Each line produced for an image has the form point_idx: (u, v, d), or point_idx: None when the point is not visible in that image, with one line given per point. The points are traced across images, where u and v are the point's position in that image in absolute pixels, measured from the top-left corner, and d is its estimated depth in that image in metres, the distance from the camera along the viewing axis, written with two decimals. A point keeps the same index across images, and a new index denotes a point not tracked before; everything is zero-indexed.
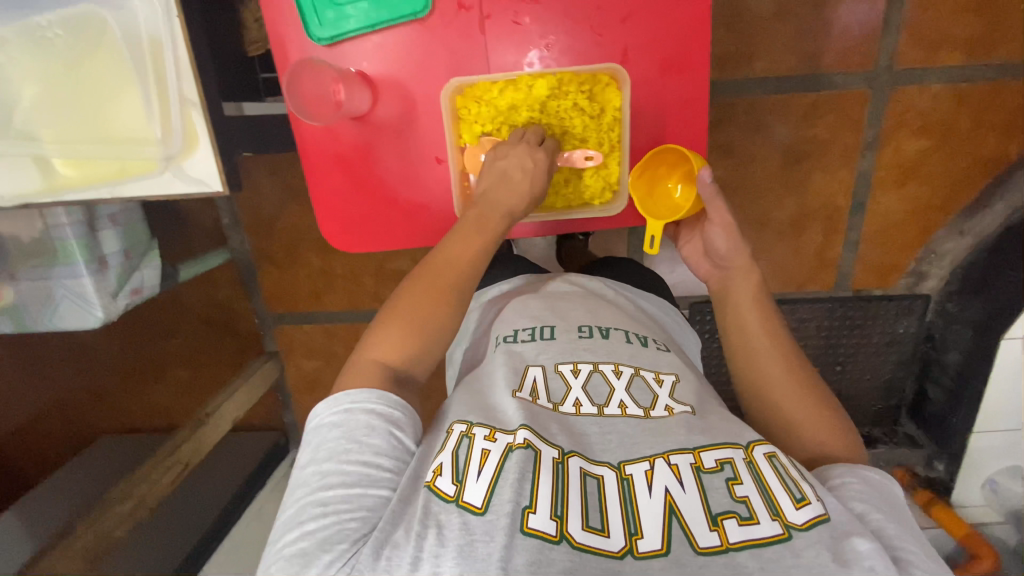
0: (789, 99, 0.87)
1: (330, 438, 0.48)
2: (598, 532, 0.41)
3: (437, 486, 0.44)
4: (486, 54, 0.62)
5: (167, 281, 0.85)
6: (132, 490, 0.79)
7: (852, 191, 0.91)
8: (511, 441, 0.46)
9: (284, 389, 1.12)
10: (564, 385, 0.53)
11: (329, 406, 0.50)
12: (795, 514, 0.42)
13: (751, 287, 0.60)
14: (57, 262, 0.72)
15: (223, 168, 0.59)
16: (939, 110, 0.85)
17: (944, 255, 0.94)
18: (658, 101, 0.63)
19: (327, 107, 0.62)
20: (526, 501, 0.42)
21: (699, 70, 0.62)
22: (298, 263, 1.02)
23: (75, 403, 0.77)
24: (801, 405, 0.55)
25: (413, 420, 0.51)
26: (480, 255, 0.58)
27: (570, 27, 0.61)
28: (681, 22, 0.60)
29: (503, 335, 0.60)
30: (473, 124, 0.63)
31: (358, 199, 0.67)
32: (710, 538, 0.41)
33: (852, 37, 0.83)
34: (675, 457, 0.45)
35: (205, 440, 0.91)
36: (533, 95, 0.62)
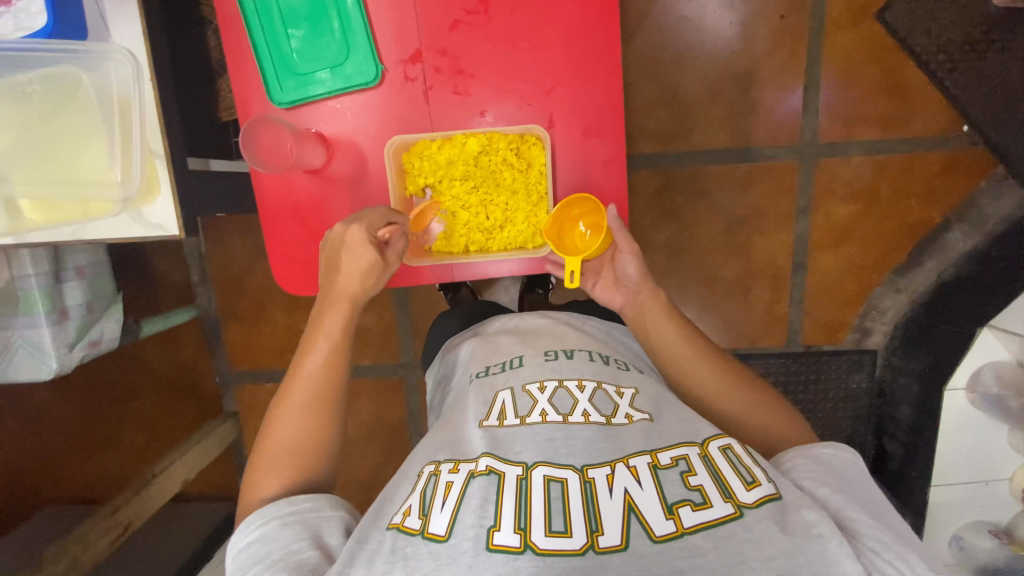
0: (726, 169, 0.95)
1: (247, 552, 0.48)
2: (561, 534, 0.40)
3: (405, 524, 0.43)
4: (430, 118, 0.68)
5: (127, 335, 0.85)
6: (65, 551, 0.73)
7: (792, 251, 0.98)
8: (473, 467, 0.45)
9: (241, 450, 1.10)
10: (530, 399, 0.50)
11: (240, 532, 0.50)
12: (746, 495, 0.41)
13: (661, 304, 0.62)
14: (18, 313, 0.73)
15: (181, 215, 0.65)
16: (863, 178, 0.94)
17: (885, 311, 1.00)
18: (581, 161, 0.69)
19: (280, 156, 0.65)
20: (490, 521, 0.41)
21: (618, 133, 0.68)
22: (264, 320, 1.03)
23: (22, 470, 0.75)
24: (740, 399, 0.57)
25: (325, 499, 0.52)
26: (335, 361, 0.59)
27: (506, 97, 0.67)
28: (598, 95, 0.67)
29: (475, 371, 0.57)
30: (416, 176, 0.69)
31: (313, 248, 0.71)
32: (666, 526, 0.40)
33: (777, 116, 0.93)
34: (633, 459, 0.44)
35: (150, 500, 0.86)
36: (467, 150, 0.68)
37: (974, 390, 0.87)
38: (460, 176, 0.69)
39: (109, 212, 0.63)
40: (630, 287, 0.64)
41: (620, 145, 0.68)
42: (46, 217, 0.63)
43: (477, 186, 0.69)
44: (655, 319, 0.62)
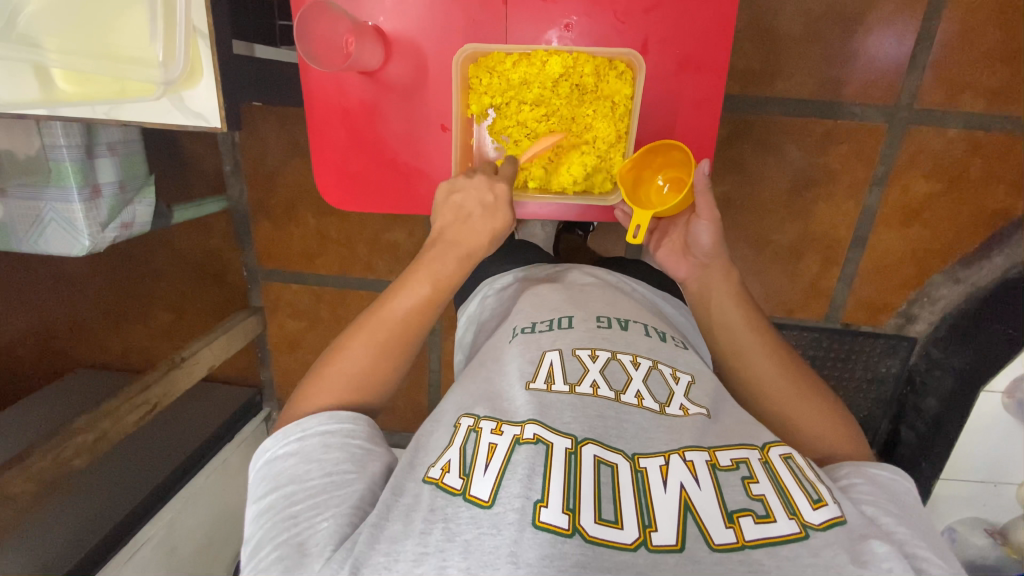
0: (804, 124, 0.86)
1: (286, 466, 0.48)
2: (611, 524, 0.39)
3: (444, 481, 0.42)
4: (507, 28, 0.63)
5: (159, 220, 0.84)
6: (97, 424, 0.77)
7: (854, 225, 0.91)
8: (518, 434, 0.44)
9: (263, 345, 1.12)
10: (580, 367, 0.49)
11: (278, 439, 0.50)
12: (812, 515, 0.40)
13: (729, 285, 0.60)
14: (50, 184, 0.71)
15: (224, 105, 0.60)
16: (953, 155, 0.85)
17: (937, 300, 0.93)
18: (671, 97, 0.64)
19: (336, 55, 0.62)
20: (537, 496, 0.40)
21: (716, 70, 0.62)
22: (294, 221, 1.01)
23: (52, 333, 0.84)
24: (797, 399, 0.55)
25: (367, 427, 0.52)
26: (427, 304, 0.57)
27: (593, 10, 0.62)
28: (704, 23, 0.61)
29: (519, 326, 0.56)
30: (483, 94, 0.63)
31: (358, 157, 0.68)
32: (726, 535, 0.39)
33: (876, 69, 0.82)
34: (690, 453, 0.43)
35: (177, 384, 0.89)
36: (546, 71, 0.61)
37: (1011, 396, 0.90)
38: (532, 99, 0.62)
39: (150, 95, 0.59)
40: (699, 256, 0.62)
41: (717, 86, 0.63)
42: (79, 89, 0.59)
43: (550, 115, 0.63)
44: (720, 295, 0.60)
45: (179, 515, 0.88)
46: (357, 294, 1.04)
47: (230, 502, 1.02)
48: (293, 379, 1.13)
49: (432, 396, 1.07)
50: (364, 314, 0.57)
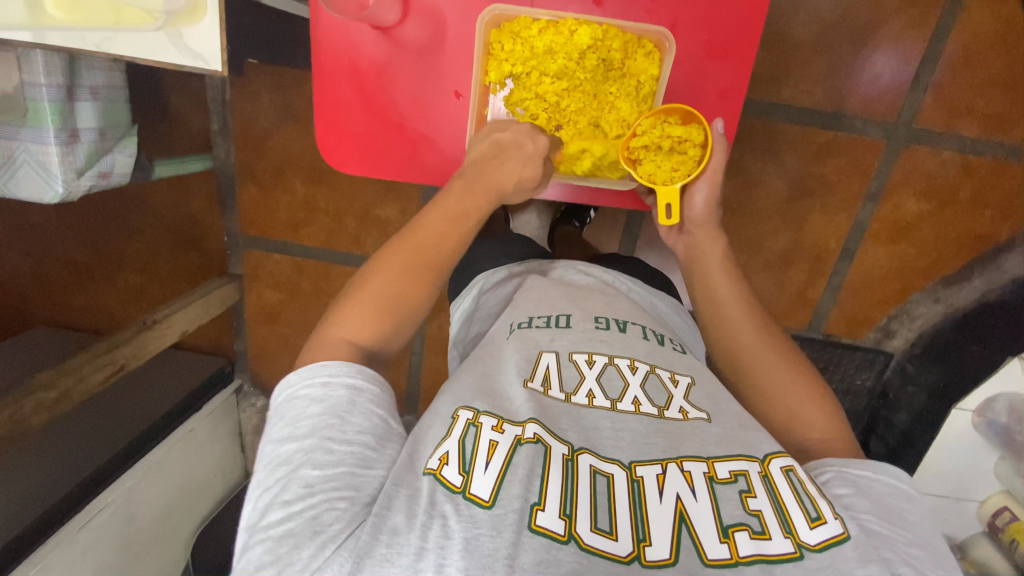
0: (807, 133, 0.87)
1: (310, 416, 0.45)
2: (606, 534, 0.39)
3: (443, 475, 0.41)
4: None
5: (139, 173, 0.79)
6: (59, 380, 0.73)
7: (845, 237, 0.92)
8: (519, 433, 0.42)
9: (240, 314, 1.08)
10: (577, 374, 0.48)
11: (304, 379, 0.47)
12: (808, 535, 0.39)
13: (717, 252, 0.61)
14: (24, 123, 0.66)
15: (226, 45, 0.59)
16: (946, 176, 0.86)
17: (915, 318, 0.95)
18: (694, 85, 0.64)
19: (351, 4, 0.60)
20: (535, 498, 0.39)
21: (741, 61, 0.62)
22: (283, 188, 0.97)
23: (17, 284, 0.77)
24: (782, 374, 0.55)
25: (389, 398, 0.49)
26: (457, 228, 0.57)
27: None
28: (734, 11, 0.61)
29: (517, 322, 0.55)
30: (502, 62, 0.61)
31: (364, 118, 0.66)
32: (720, 551, 0.38)
33: (879, 86, 0.83)
34: (689, 464, 0.42)
35: (147, 345, 0.85)
36: (574, 41, 0.59)
37: (981, 415, 0.95)
38: (555, 70, 0.60)
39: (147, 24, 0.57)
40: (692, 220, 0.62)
41: (741, 75, 0.63)
42: (70, 17, 0.54)
43: (571, 89, 0.60)
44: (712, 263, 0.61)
45: (137, 486, 0.84)
46: (342, 268, 1.01)
47: (192, 475, 0.99)
48: (269, 351, 1.10)
49: (412, 380, 1.05)
50: (399, 237, 0.56)
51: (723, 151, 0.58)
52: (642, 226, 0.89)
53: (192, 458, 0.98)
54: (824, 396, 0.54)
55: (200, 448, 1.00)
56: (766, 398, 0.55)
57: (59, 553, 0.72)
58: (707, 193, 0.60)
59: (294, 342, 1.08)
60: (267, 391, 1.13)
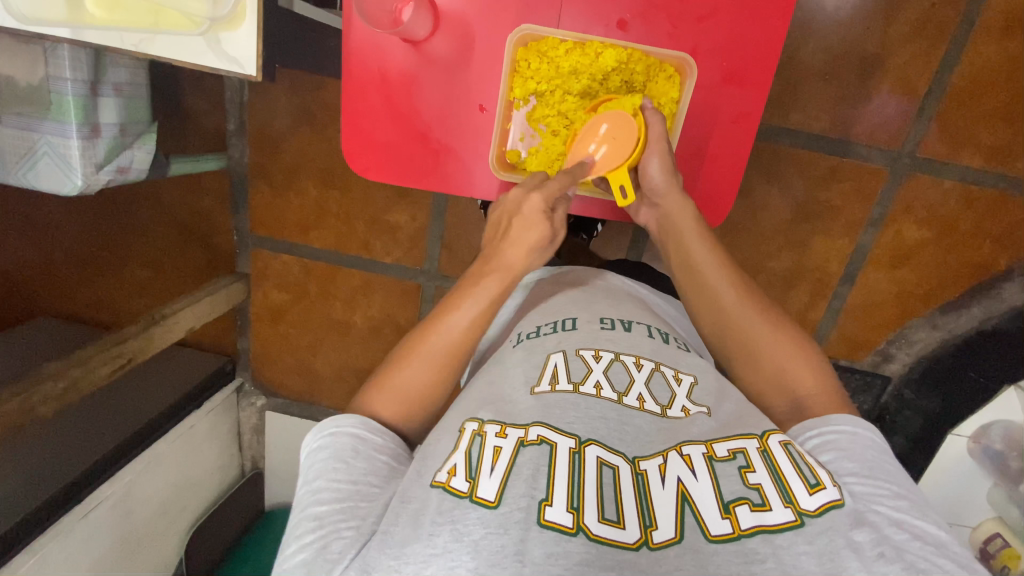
0: (812, 158, 0.89)
1: (319, 460, 0.47)
2: (614, 524, 0.39)
3: (451, 486, 0.41)
4: (559, 15, 0.64)
5: (155, 169, 0.82)
6: (67, 371, 0.74)
7: (847, 261, 0.93)
8: (522, 436, 0.43)
9: (245, 313, 1.08)
10: (585, 366, 0.49)
11: (314, 432, 0.50)
12: (808, 501, 0.39)
13: (686, 214, 0.60)
14: (48, 116, 0.67)
15: (262, 53, 0.59)
16: (947, 205, 0.88)
17: (914, 343, 0.96)
18: (712, 108, 0.65)
19: (385, 19, 0.64)
20: (542, 495, 0.39)
21: (758, 89, 0.64)
22: (294, 190, 0.98)
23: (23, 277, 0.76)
24: (767, 333, 0.55)
25: (395, 441, 0.51)
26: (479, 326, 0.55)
27: (646, 11, 0.63)
28: (754, 40, 0.63)
29: (525, 331, 0.56)
30: (528, 79, 0.64)
31: (391, 128, 0.68)
32: (722, 526, 0.38)
33: (884, 115, 0.85)
34: (686, 447, 0.43)
35: (155, 341, 0.87)
36: (599, 63, 0.62)
37: (977, 441, 0.98)
38: (579, 89, 0.63)
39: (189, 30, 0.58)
40: (654, 190, 0.62)
41: (759, 101, 0.64)
42: (110, 16, 0.57)
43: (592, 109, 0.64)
44: (687, 232, 0.60)
45: (138, 478, 0.85)
46: (349, 271, 1.02)
47: (189, 470, 0.99)
48: (271, 351, 1.10)
49: None
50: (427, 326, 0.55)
51: (661, 122, 0.60)
52: (647, 241, 0.90)
53: (189, 454, 0.98)
54: (810, 352, 0.54)
55: (198, 445, 1.00)
56: (757, 361, 0.54)
57: (56, 543, 0.72)
58: (659, 162, 0.60)
59: (297, 343, 1.09)
60: (267, 390, 1.13)
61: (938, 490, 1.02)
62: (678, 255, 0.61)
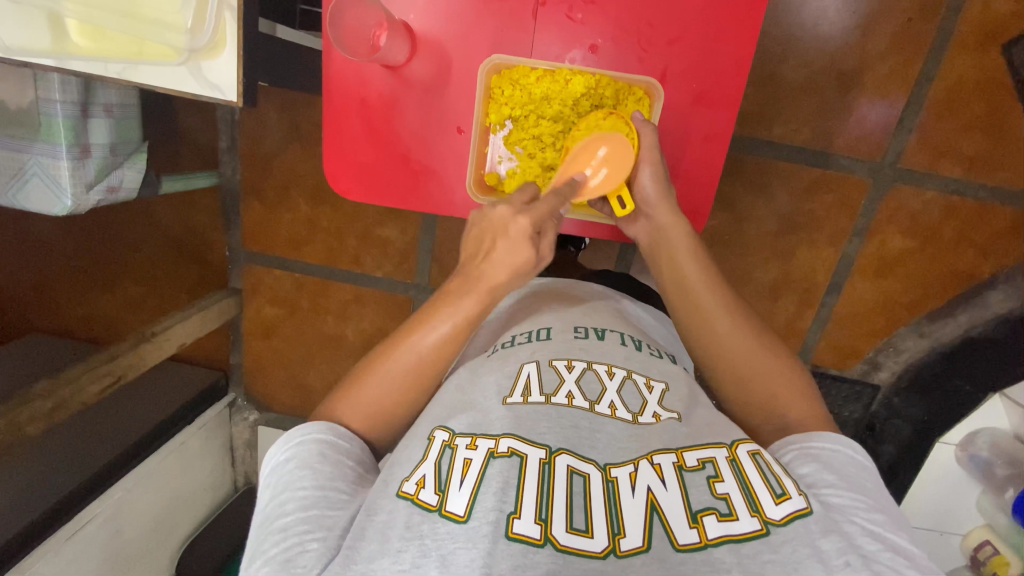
0: (796, 170, 0.90)
1: (286, 470, 0.47)
2: (582, 533, 0.39)
3: (420, 498, 0.41)
4: (532, 41, 0.65)
5: (145, 188, 0.82)
6: (56, 390, 0.74)
7: (832, 271, 0.94)
8: (493, 447, 0.43)
9: (237, 327, 1.08)
10: (557, 377, 0.48)
11: (280, 445, 0.50)
12: (774, 510, 0.40)
13: (682, 237, 0.61)
14: (39, 138, 0.68)
15: (242, 81, 0.61)
16: (929, 215, 0.89)
17: (901, 351, 0.97)
18: (685, 128, 0.66)
19: (364, 47, 0.63)
20: (511, 508, 0.39)
21: (729, 107, 0.65)
22: (285, 206, 0.99)
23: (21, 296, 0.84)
24: (761, 359, 0.55)
25: (363, 450, 0.52)
26: (456, 330, 0.54)
27: (619, 35, 0.64)
28: (722, 61, 0.64)
29: (501, 342, 0.56)
30: (502, 105, 0.65)
31: (371, 150, 0.69)
32: (689, 535, 0.39)
33: (866, 127, 0.87)
34: (657, 456, 0.43)
35: (145, 358, 0.86)
36: (569, 90, 0.63)
37: (965, 449, 0.99)
38: (552, 115, 0.64)
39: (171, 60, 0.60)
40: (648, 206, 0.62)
41: (729, 120, 0.65)
42: (95, 46, 0.59)
43: (565, 132, 0.65)
44: (680, 252, 0.60)
45: (128, 495, 0.85)
46: (340, 285, 1.03)
47: (180, 487, 0.99)
48: (263, 366, 1.10)
49: None
50: (395, 332, 0.55)
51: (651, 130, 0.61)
52: (635, 252, 0.91)
53: (181, 470, 0.98)
54: (800, 379, 0.54)
55: (190, 460, 1.01)
56: (746, 385, 0.54)
57: (45, 562, 0.72)
58: (651, 173, 0.61)
59: (289, 358, 1.09)
60: (259, 406, 1.13)
61: (930, 498, 1.03)
62: (669, 272, 0.61)
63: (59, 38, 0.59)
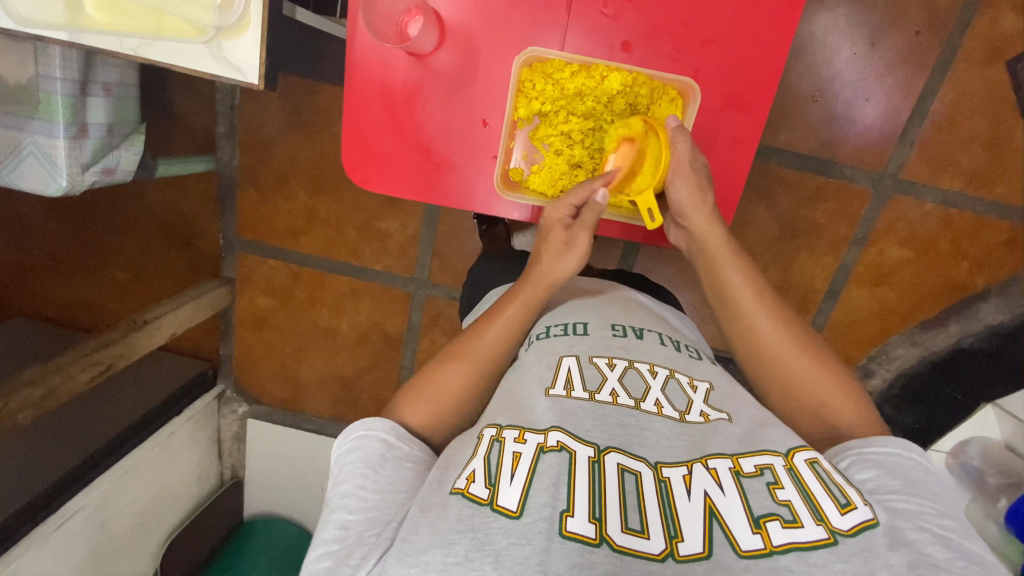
0: (800, 177, 0.91)
1: (348, 463, 0.47)
2: (638, 534, 0.39)
3: (470, 492, 0.41)
4: (564, 35, 0.64)
5: (141, 171, 0.80)
6: (45, 378, 0.71)
7: (831, 278, 0.95)
8: (542, 442, 0.43)
9: (228, 317, 1.06)
10: (599, 374, 0.49)
11: (345, 436, 0.50)
12: (840, 520, 0.39)
13: (719, 240, 0.60)
14: (36, 116, 0.65)
15: (264, 61, 0.59)
16: (928, 226, 0.91)
17: (894, 359, 0.99)
18: (714, 130, 0.66)
19: (393, 32, 0.65)
20: (564, 505, 0.39)
21: (757, 111, 0.65)
22: (283, 195, 0.96)
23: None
24: (803, 369, 0.54)
25: (425, 451, 0.50)
26: (520, 327, 0.56)
27: (652, 34, 0.64)
28: (754, 65, 0.64)
29: (535, 334, 0.57)
30: (533, 99, 0.65)
31: (391, 139, 0.67)
32: (753, 541, 0.38)
33: (869, 136, 0.88)
34: (713, 461, 0.42)
35: (137, 346, 0.83)
36: (604, 86, 0.64)
37: (955, 456, 0.97)
38: (583, 112, 0.65)
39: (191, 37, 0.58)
40: (682, 213, 0.62)
41: (758, 125, 0.65)
42: (110, 20, 0.57)
43: (596, 129, 0.66)
44: (724, 262, 0.59)
45: (115, 487, 0.82)
46: (337, 278, 1.01)
47: (166, 480, 0.96)
48: (253, 358, 1.07)
49: None
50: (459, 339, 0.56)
51: (686, 142, 0.59)
52: (639, 254, 0.92)
53: (167, 462, 0.95)
54: (848, 383, 0.54)
55: (177, 453, 0.98)
56: (792, 391, 0.54)
57: (29, 556, 0.69)
58: (685, 184, 0.60)
59: (283, 351, 1.07)
60: (248, 398, 1.10)
61: None
62: (712, 280, 0.60)
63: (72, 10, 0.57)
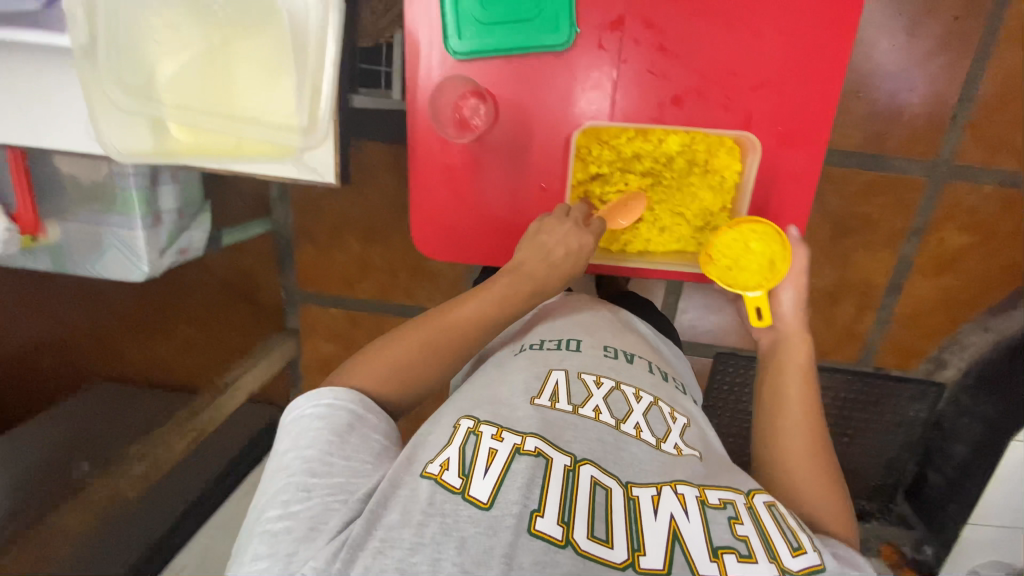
0: (848, 174, 0.89)
1: (312, 429, 0.48)
2: (603, 542, 0.42)
3: (444, 479, 0.44)
4: (613, 96, 0.66)
5: (211, 245, 0.84)
6: (148, 452, 0.80)
7: (891, 272, 0.93)
8: (520, 444, 0.46)
9: (296, 365, 1.11)
10: (586, 391, 0.53)
11: (309, 400, 0.50)
12: (791, 561, 0.43)
13: (798, 356, 0.64)
14: (113, 210, 0.71)
15: (339, 163, 0.66)
16: (987, 210, 0.88)
17: (966, 347, 0.95)
18: (772, 170, 0.66)
19: (451, 117, 0.67)
20: (535, 505, 0.42)
21: (815, 149, 0.65)
22: (337, 247, 1.01)
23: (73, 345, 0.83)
24: (814, 483, 0.57)
25: (386, 423, 0.52)
26: (489, 315, 0.60)
27: (700, 83, 0.64)
28: (808, 105, 0.64)
29: (529, 343, 0.60)
30: (590, 163, 0.70)
31: (457, 213, 0.70)
32: (710, 567, 0.42)
33: (918, 126, 0.85)
34: (681, 487, 0.47)
35: (225, 406, 0.90)
36: (662, 148, 0.68)
37: None
38: (641, 171, 0.70)
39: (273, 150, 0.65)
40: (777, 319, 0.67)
41: (816, 162, 0.65)
42: (197, 144, 0.64)
43: (655, 185, 0.71)
44: (790, 375, 0.63)
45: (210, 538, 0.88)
46: (395, 319, 1.04)
47: None
48: None
49: None
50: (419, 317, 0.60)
51: (805, 252, 0.65)
52: None
53: None
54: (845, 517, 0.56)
55: None
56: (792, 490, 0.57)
57: None
58: (793, 291, 0.66)
59: None
60: None
61: None
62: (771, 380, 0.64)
63: (161, 137, 0.64)
